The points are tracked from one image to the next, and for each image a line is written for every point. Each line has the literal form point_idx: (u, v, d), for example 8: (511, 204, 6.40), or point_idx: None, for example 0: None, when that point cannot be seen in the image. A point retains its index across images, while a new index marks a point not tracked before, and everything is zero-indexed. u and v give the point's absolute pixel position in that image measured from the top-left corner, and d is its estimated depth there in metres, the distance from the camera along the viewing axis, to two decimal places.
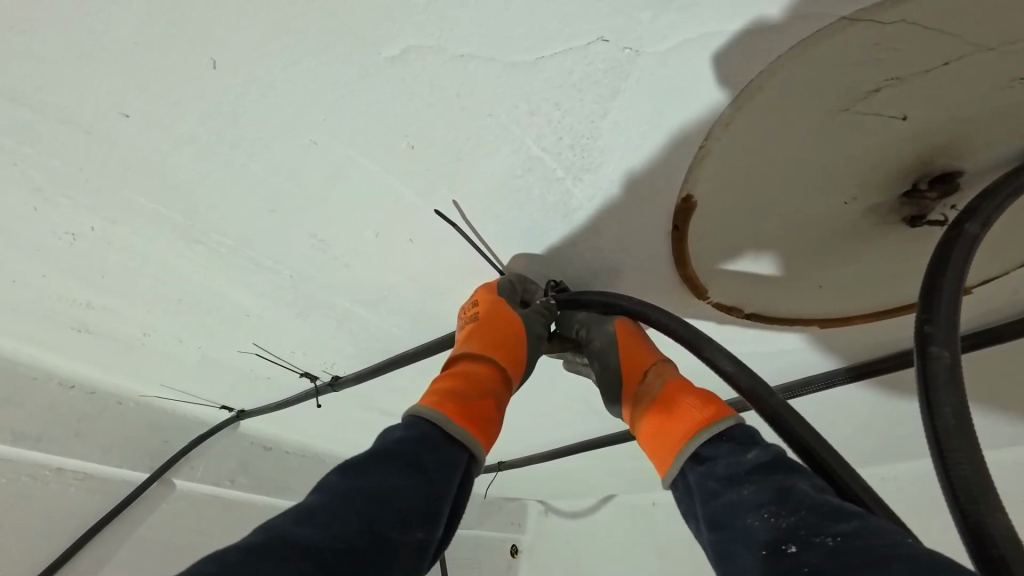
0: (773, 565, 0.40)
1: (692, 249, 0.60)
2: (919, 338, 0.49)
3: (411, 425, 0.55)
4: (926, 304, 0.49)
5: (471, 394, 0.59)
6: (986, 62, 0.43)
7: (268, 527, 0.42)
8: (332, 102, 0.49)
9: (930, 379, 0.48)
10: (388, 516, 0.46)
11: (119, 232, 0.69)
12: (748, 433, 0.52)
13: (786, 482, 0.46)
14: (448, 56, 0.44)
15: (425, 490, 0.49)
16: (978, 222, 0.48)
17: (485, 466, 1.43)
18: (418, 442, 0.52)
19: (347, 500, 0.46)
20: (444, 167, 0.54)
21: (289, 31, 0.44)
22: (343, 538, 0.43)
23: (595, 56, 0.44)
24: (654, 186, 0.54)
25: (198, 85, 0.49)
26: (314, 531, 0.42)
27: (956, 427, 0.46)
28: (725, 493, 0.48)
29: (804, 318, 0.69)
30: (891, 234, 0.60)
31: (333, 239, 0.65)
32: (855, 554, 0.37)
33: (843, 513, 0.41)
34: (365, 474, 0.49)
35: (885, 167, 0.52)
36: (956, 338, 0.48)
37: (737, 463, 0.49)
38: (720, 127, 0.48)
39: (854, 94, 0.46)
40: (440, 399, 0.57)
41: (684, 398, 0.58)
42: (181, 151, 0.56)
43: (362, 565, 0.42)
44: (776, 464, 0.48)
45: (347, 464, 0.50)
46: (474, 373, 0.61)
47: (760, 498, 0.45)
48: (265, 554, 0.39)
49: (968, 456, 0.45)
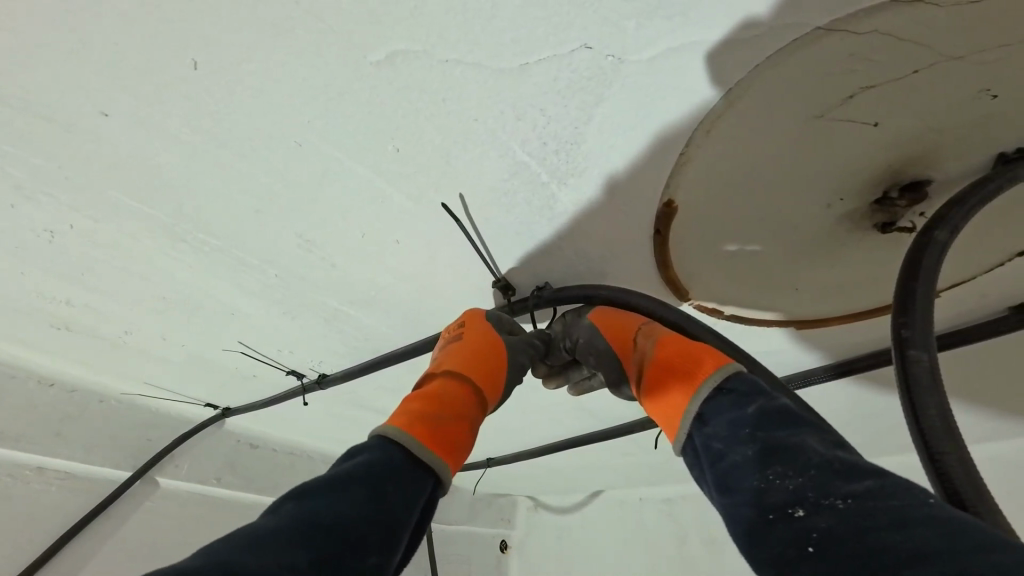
0: (782, 529, 0.40)
1: (674, 253, 0.62)
2: (898, 342, 0.51)
3: (373, 452, 0.52)
4: (903, 304, 0.51)
5: (443, 417, 0.58)
6: (953, 72, 0.44)
7: (213, 553, 0.39)
8: (320, 105, 0.49)
9: (912, 380, 0.50)
10: (342, 549, 0.44)
11: (102, 230, 0.68)
12: (748, 385, 0.52)
13: (791, 440, 0.45)
14: (434, 61, 0.45)
15: (385, 514, 0.48)
16: (947, 228, 0.49)
17: (474, 463, 1.44)
18: (388, 470, 0.51)
19: (298, 528, 0.43)
20: (432, 171, 0.55)
21: (275, 31, 0.44)
22: (291, 565, 0.40)
23: (578, 64, 0.45)
24: (639, 190, 0.55)
25: (183, 86, 0.49)
26: (262, 558, 0.39)
27: (942, 425, 0.47)
28: (730, 454, 0.48)
29: (782, 319, 0.71)
30: (867, 240, 0.61)
31: (322, 240, 0.65)
32: (868, 516, 0.37)
33: (857, 472, 0.40)
34: (324, 498, 0.47)
35: (861, 174, 0.54)
36: (932, 340, 0.50)
37: (739, 419, 0.49)
38: (700, 134, 0.49)
39: (829, 100, 0.47)
40: (411, 421, 0.56)
41: (678, 360, 0.58)
42: (165, 151, 0.56)
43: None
44: (780, 420, 0.47)
45: (305, 487, 0.48)
46: (449, 392, 0.61)
47: (763, 459, 0.45)
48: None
49: (957, 456, 0.46)
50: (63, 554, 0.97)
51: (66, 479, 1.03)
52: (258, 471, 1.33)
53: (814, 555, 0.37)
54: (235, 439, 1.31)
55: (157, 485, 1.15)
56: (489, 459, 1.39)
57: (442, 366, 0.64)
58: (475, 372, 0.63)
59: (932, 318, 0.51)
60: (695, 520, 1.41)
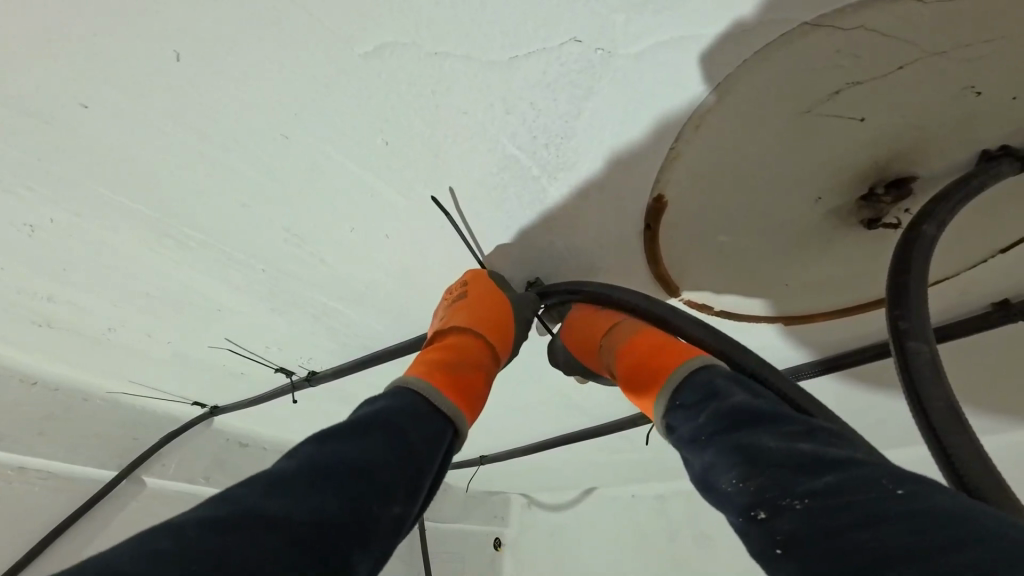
0: (751, 533, 0.40)
1: (663, 247, 0.62)
2: (897, 336, 0.50)
3: (393, 399, 0.52)
4: (896, 300, 0.51)
5: (460, 365, 0.59)
6: (936, 68, 0.45)
7: (234, 500, 0.38)
8: (305, 97, 0.49)
9: (915, 372, 0.48)
10: (369, 491, 0.43)
11: (82, 225, 0.67)
12: (707, 386, 0.52)
13: (746, 440, 0.45)
14: (421, 54, 0.44)
15: (411, 459, 0.47)
16: (935, 222, 0.50)
17: (467, 461, 1.44)
18: (406, 416, 0.51)
19: (327, 470, 0.42)
20: (421, 166, 0.54)
21: (257, 21, 0.43)
22: (320, 509, 0.39)
23: (568, 57, 0.44)
24: (628, 186, 0.55)
25: (161, 79, 0.48)
26: (285, 502, 0.39)
27: (952, 417, 0.46)
28: (699, 458, 0.48)
29: (771, 314, 0.72)
30: (853, 236, 0.62)
31: (309, 234, 0.65)
32: (830, 515, 0.36)
33: (817, 466, 0.40)
34: (348, 442, 0.45)
35: (848, 170, 0.54)
36: (930, 329, 0.49)
37: (696, 427, 0.50)
38: (689, 129, 0.49)
39: (815, 96, 0.47)
40: (429, 371, 0.57)
41: (639, 370, 0.60)
42: (140, 146, 0.55)
43: (341, 534, 0.40)
44: (737, 418, 0.47)
45: (325, 432, 0.47)
46: (462, 345, 0.62)
47: (728, 460, 0.45)
48: (235, 528, 0.35)
49: (968, 450, 0.44)
50: (47, 554, 0.96)
51: (49, 479, 1.01)
52: (248, 470, 1.32)
53: (785, 557, 0.37)
54: (223, 437, 1.30)
55: (143, 483, 1.14)
56: (482, 457, 1.39)
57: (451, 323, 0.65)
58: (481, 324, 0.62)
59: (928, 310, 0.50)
60: (687, 516, 1.42)
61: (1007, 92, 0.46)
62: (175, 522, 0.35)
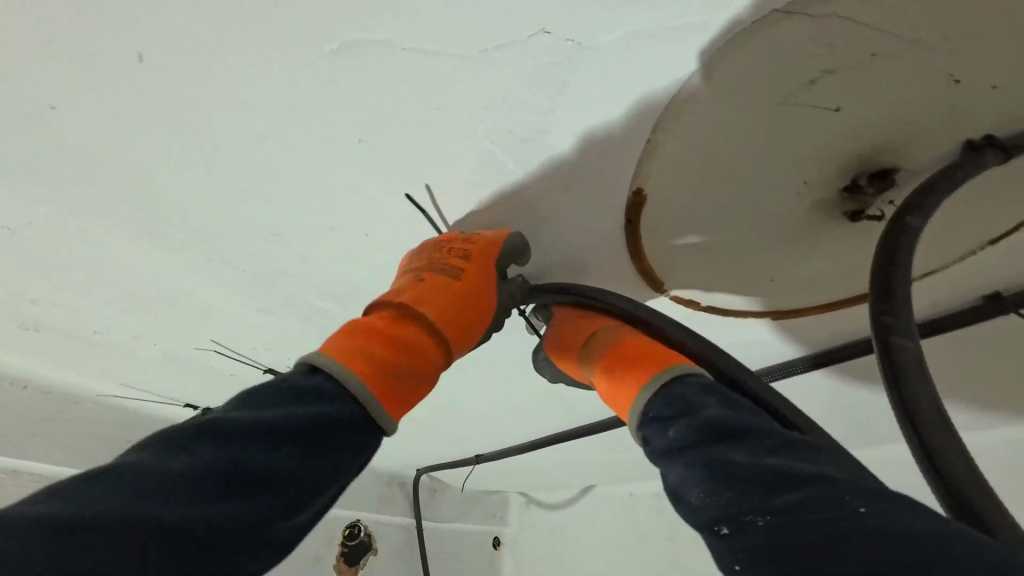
0: (715, 544, 0.43)
1: (647, 243, 0.61)
2: (880, 330, 0.48)
3: (305, 398, 0.49)
4: (882, 292, 0.48)
5: (408, 370, 0.56)
6: (911, 54, 0.44)
7: (105, 501, 0.37)
8: (272, 92, 0.48)
9: (901, 370, 0.45)
10: (254, 510, 0.43)
11: (61, 227, 0.66)
12: (679, 398, 0.53)
13: (716, 454, 0.47)
14: (388, 50, 0.44)
15: (316, 466, 0.48)
16: (919, 215, 0.48)
17: (463, 460, 1.44)
18: (321, 421, 0.48)
19: (214, 483, 0.41)
20: (396, 163, 0.53)
21: (220, 18, 0.42)
22: (196, 524, 0.39)
23: (538, 49, 0.43)
24: (607, 181, 0.54)
25: (130, 78, 0.47)
26: (158, 511, 0.38)
27: (938, 417, 0.43)
28: (671, 471, 0.50)
29: (759, 310, 0.71)
30: (839, 229, 0.61)
31: (290, 233, 0.64)
32: (788, 532, 0.38)
33: (781, 484, 0.41)
34: (242, 450, 0.44)
35: (829, 161, 0.53)
36: (913, 325, 0.47)
37: (669, 442, 0.51)
38: (665, 121, 0.49)
39: (789, 85, 0.46)
40: (372, 371, 0.53)
41: (620, 371, 0.61)
42: (126, 147, 0.54)
43: (228, 545, 0.40)
44: (707, 434, 0.48)
45: (227, 426, 0.45)
46: (416, 342, 0.58)
47: (697, 474, 0.47)
48: (115, 541, 0.35)
49: (954, 449, 0.42)
50: None
51: (41, 482, 1.01)
52: None
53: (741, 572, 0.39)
54: None
55: None
56: (478, 456, 1.38)
57: (403, 294, 0.59)
58: (441, 315, 0.59)
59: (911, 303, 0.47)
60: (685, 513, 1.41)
61: (988, 78, 0.45)
62: (46, 522, 0.34)
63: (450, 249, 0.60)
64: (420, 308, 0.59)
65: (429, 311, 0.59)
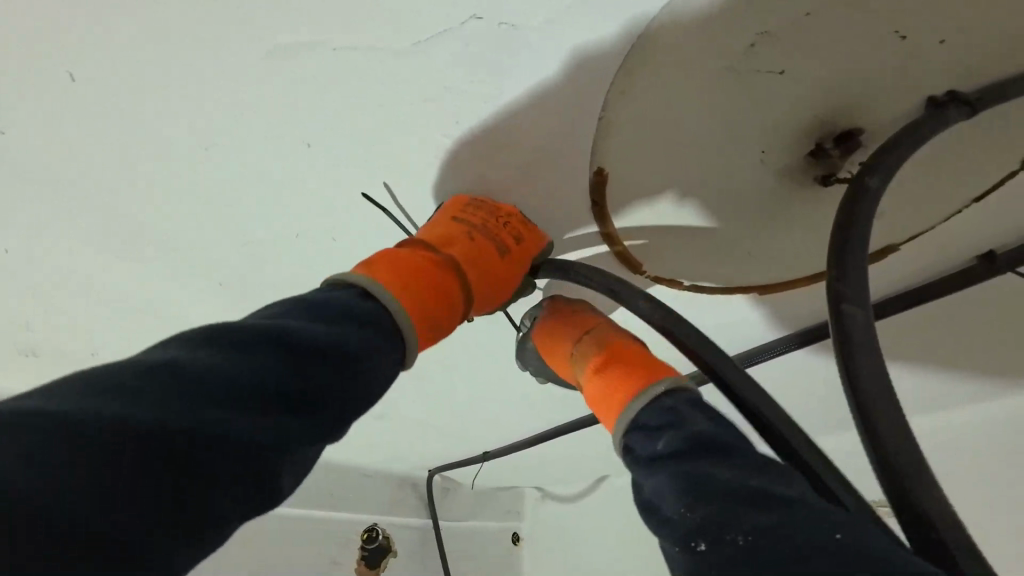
0: (686, 562, 0.39)
1: (617, 227, 0.59)
2: (832, 298, 0.46)
3: (349, 316, 0.46)
4: (838, 259, 0.46)
5: (446, 323, 0.54)
6: (846, 9, 0.43)
7: (114, 391, 0.34)
8: (209, 103, 0.47)
9: (848, 338, 0.44)
10: (273, 419, 0.39)
11: (28, 261, 0.66)
12: (673, 410, 0.51)
13: (700, 467, 0.44)
14: (320, 51, 0.44)
15: (346, 382, 0.44)
16: (879, 175, 0.47)
17: (468, 459, 1.42)
18: (358, 345, 0.45)
19: (239, 382, 0.38)
20: (350, 164, 0.53)
21: (146, 32, 0.42)
22: (212, 422, 0.36)
23: (473, 35, 0.43)
24: (565, 163, 0.54)
25: (68, 102, 0.47)
26: (173, 402, 0.35)
27: (882, 391, 0.42)
28: (650, 481, 0.47)
29: (742, 286, 0.68)
30: (814, 201, 0.59)
31: (256, 244, 0.63)
32: (768, 551, 0.35)
33: (766, 502, 0.38)
34: (265, 355, 0.41)
35: (789, 126, 0.52)
36: (869, 297, 0.45)
37: (654, 453, 0.49)
38: (614, 97, 0.48)
39: (731, 50, 0.45)
40: (424, 320, 0.51)
41: (607, 379, 0.59)
42: (73, 174, 0.54)
43: (250, 458, 0.37)
44: (695, 447, 0.46)
45: (270, 332, 0.41)
46: (457, 298, 0.55)
47: (675, 486, 0.44)
48: (121, 452, 0.31)
49: (893, 426, 0.40)
50: None
51: None
52: None
53: None
54: None
55: None
56: (484, 453, 1.36)
57: (450, 249, 0.55)
58: (478, 279, 0.57)
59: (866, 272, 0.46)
60: None
61: (935, 28, 0.44)
62: (54, 415, 0.31)
63: (509, 224, 0.57)
64: (464, 269, 0.56)
65: (470, 275, 0.56)
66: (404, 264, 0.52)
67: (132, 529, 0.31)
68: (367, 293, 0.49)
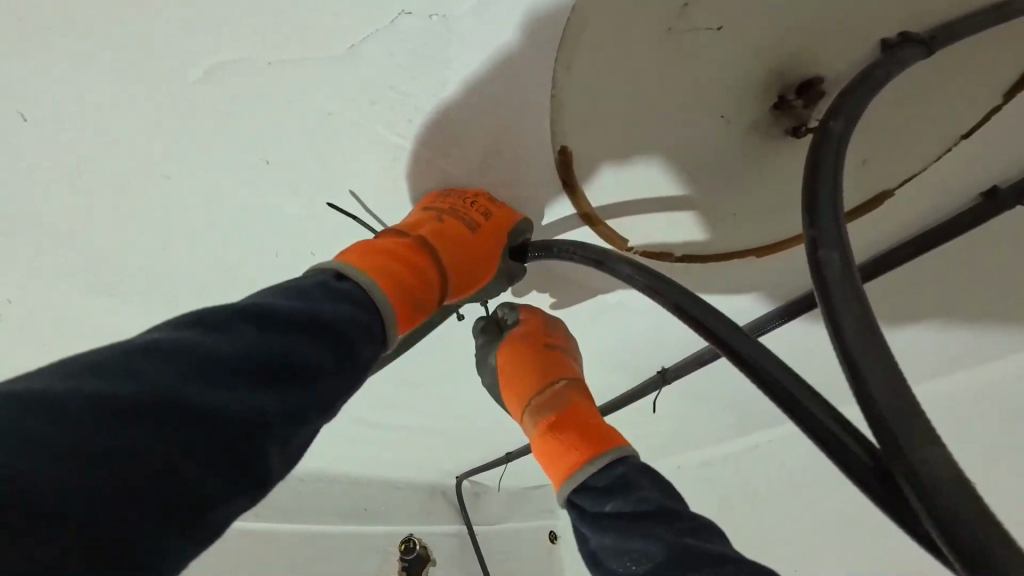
0: None
1: (593, 203, 0.57)
2: (808, 245, 0.41)
3: (334, 294, 0.45)
4: (810, 203, 0.42)
5: (424, 302, 0.52)
6: None
7: (108, 371, 0.33)
8: (168, 130, 0.49)
9: (828, 285, 0.39)
10: (266, 402, 0.38)
11: (37, 307, 0.69)
12: (619, 474, 0.55)
13: (645, 528, 0.49)
14: (260, 65, 0.45)
15: (335, 363, 0.43)
16: (843, 118, 0.44)
17: (487, 463, 1.37)
18: (352, 322, 0.44)
19: (227, 362, 0.37)
20: (314, 175, 0.54)
21: (97, 70, 0.44)
22: (205, 404, 0.35)
23: (405, 31, 0.43)
24: (523, 148, 0.53)
25: (40, 145, 0.49)
26: (166, 382, 0.34)
27: (868, 342, 0.36)
28: (597, 535, 0.53)
29: (735, 253, 0.63)
30: (788, 153, 0.56)
31: (240, 262, 0.63)
32: None
33: (699, 559, 0.45)
34: (253, 332, 0.40)
35: (744, 80, 0.51)
36: (847, 240, 0.41)
37: (601, 513, 0.53)
38: (561, 73, 0.48)
39: (667, 12, 0.45)
40: (401, 299, 0.50)
41: (557, 441, 0.59)
42: (58, 216, 0.56)
43: (242, 448, 0.36)
44: (644, 509, 0.51)
45: (263, 312, 0.41)
46: (431, 277, 0.54)
47: (624, 543, 0.50)
48: (121, 438, 0.31)
49: (890, 386, 0.35)
50: None
51: None
52: None
53: None
54: None
55: None
56: (507, 452, 1.30)
57: (421, 231, 0.55)
58: (451, 257, 0.56)
59: (841, 216, 0.41)
60: None
61: None
62: (55, 391, 0.31)
63: (475, 204, 0.57)
64: (436, 246, 0.55)
65: (443, 251, 0.55)
66: (378, 251, 0.51)
67: (132, 518, 0.30)
68: (341, 276, 0.48)
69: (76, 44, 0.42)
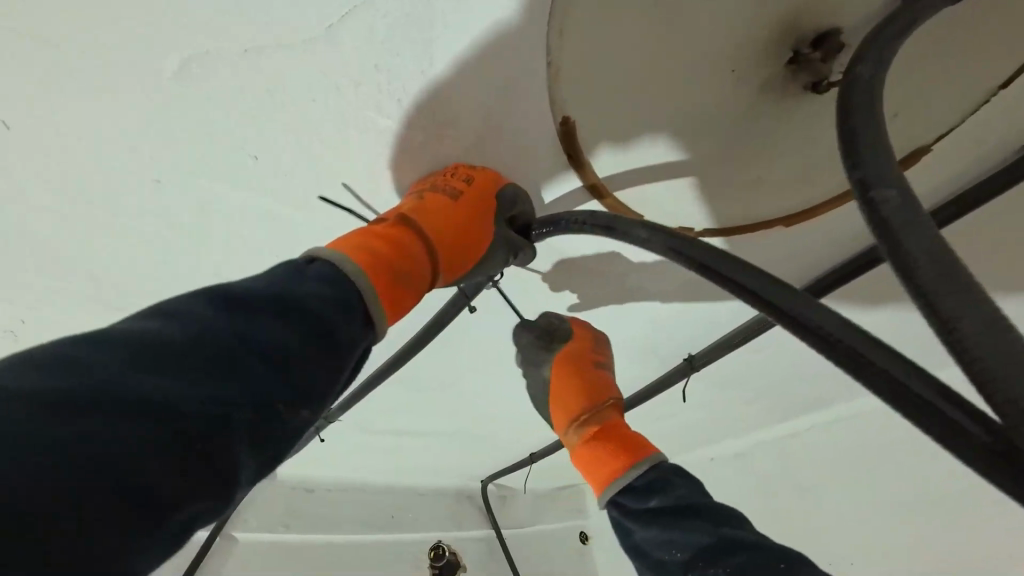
0: None
1: (601, 174, 0.53)
2: (855, 186, 0.37)
3: (319, 280, 0.43)
4: (851, 141, 0.38)
5: (408, 274, 0.49)
6: None
7: (76, 367, 0.31)
8: (153, 130, 0.47)
9: (885, 224, 0.34)
10: (250, 395, 0.36)
11: (50, 320, 0.68)
12: (657, 476, 0.56)
13: (684, 522, 0.51)
14: (236, 54, 0.42)
15: (323, 353, 0.40)
16: (870, 62, 0.40)
17: (511, 464, 1.33)
18: (337, 308, 0.42)
19: (205, 354, 0.35)
20: (304, 168, 0.52)
21: (75, 72, 0.43)
22: (184, 400, 0.33)
23: (385, 6, 0.41)
24: (519, 124, 0.50)
25: (32, 152, 0.48)
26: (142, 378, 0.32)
27: (946, 279, 0.31)
28: (637, 530, 0.54)
29: (760, 221, 0.59)
30: (806, 111, 0.52)
31: (242, 264, 0.62)
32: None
33: (735, 545, 0.48)
34: (233, 321, 0.38)
35: (755, 30, 0.46)
36: (899, 177, 0.36)
37: (640, 510, 0.54)
38: (555, 36, 0.44)
39: None
40: (379, 269, 0.46)
41: (596, 450, 0.59)
42: (58, 225, 0.55)
43: (218, 447, 0.34)
44: (681, 505, 0.52)
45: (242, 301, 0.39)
46: (413, 249, 0.51)
47: (666, 535, 0.52)
48: (95, 438, 0.29)
49: (984, 326, 0.30)
50: None
51: None
52: None
53: None
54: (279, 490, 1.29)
55: (235, 539, 1.13)
56: (531, 452, 1.26)
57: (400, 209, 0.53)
58: (435, 231, 0.53)
59: (887, 154, 0.37)
60: None
61: None
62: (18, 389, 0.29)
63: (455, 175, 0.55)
64: (416, 220, 0.52)
65: (425, 224, 0.52)
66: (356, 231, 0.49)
67: (101, 519, 0.28)
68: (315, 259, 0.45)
69: (51, 46, 0.41)
